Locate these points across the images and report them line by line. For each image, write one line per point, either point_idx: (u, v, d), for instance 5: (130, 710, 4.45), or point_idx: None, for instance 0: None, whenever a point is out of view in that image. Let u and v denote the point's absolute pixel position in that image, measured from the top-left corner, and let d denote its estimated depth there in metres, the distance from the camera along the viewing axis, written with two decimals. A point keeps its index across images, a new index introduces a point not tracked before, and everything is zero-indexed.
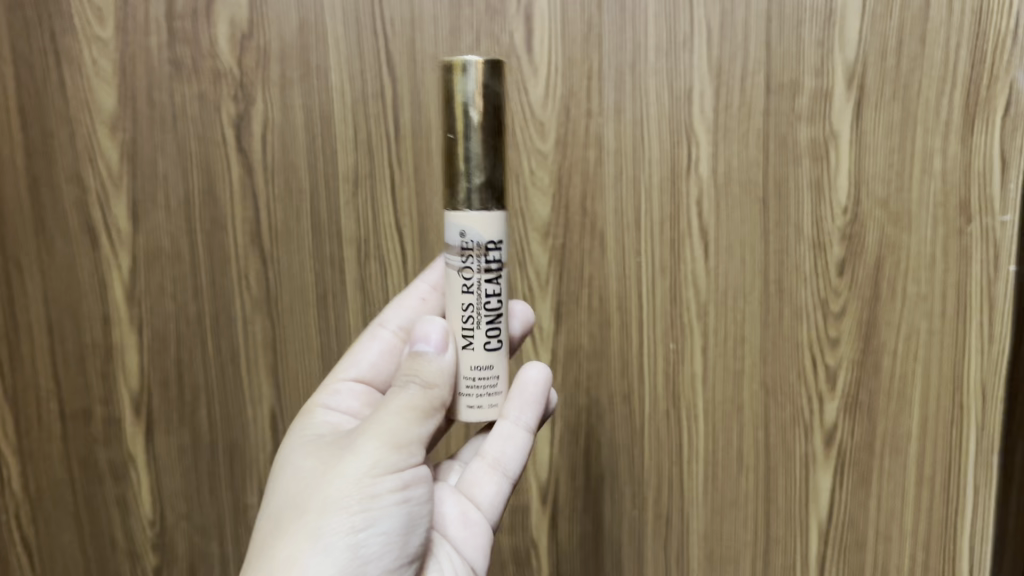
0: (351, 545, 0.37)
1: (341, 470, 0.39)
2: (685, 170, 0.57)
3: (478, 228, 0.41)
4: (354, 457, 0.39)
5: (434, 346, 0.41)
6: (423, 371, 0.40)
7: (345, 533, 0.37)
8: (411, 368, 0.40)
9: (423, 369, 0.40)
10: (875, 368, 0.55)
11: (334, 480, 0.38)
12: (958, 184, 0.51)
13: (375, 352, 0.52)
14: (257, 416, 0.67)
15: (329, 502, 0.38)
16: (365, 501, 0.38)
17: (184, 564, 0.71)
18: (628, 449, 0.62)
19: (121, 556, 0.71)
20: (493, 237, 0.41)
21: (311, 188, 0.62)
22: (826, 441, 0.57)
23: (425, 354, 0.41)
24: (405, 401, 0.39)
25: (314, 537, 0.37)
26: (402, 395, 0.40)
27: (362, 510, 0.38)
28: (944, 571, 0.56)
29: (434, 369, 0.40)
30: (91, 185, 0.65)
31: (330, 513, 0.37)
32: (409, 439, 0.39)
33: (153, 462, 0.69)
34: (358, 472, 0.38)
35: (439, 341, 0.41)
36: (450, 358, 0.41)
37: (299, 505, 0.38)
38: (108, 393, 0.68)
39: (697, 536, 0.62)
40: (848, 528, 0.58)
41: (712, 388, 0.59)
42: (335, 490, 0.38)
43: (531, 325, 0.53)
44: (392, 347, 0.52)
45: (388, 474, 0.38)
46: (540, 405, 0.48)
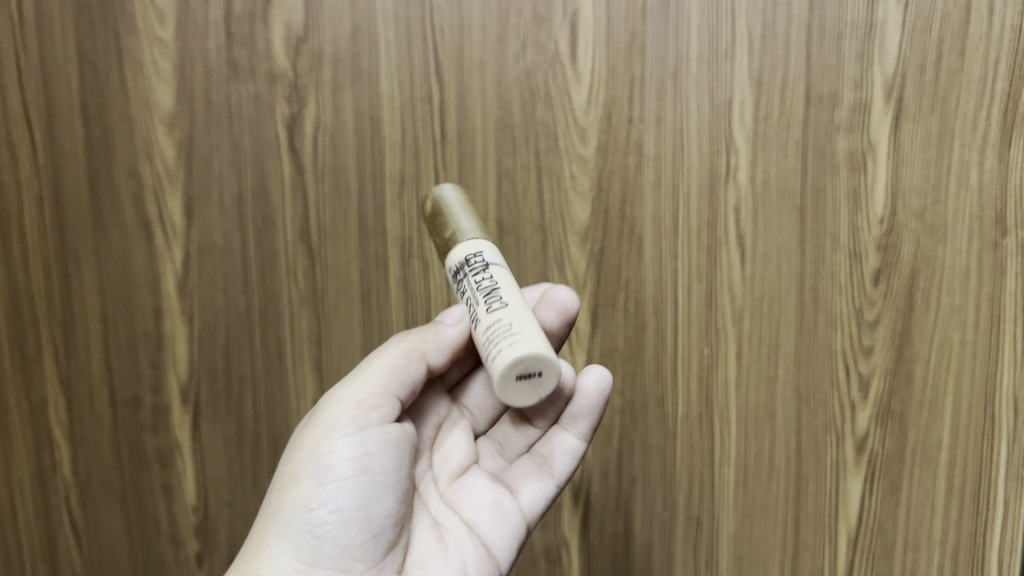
0: (305, 518, 0.40)
1: (306, 447, 0.42)
2: (724, 178, 0.59)
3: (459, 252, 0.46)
4: (317, 431, 0.42)
5: (419, 305, 0.45)
6: (398, 330, 0.44)
7: (301, 507, 0.41)
8: (393, 331, 0.45)
9: (399, 329, 0.44)
10: (908, 379, 0.53)
11: (300, 456, 0.42)
12: (994, 199, 0.48)
13: None
14: (299, 406, 0.69)
15: (292, 479, 0.42)
16: (320, 475, 0.41)
17: (224, 550, 0.73)
18: (660, 450, 0.66)
19: (164, 541, 0.74)
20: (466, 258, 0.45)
21: (359, 188, 0.65)
22: (857, 448, 0.56)
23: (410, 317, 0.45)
24: (375, 362, 0.43)
25: (276, 516, 0.41)
26: (374, 356, 0.43)
27: (315, 481, 0.41)
28: None
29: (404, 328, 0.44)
30: (148, 181, 0.67)
31: (290, 489, 0.41)
32: (366, 401, 0.42)
33: (199, 450, 0.72)
34: (313, 445, 0.42)
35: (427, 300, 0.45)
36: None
37: (277, 487, 0.43)
38: (157, 382, 0.71)
39: (727, 539, 0.63)
40: (877, 534, 0.56)
41: (746, 394, 0.61)
42: (298, 466, 0.42)
43: (575, 318, 0.49)
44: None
45: (341, 441, 0.41)
46: (593, 416, 0.50)
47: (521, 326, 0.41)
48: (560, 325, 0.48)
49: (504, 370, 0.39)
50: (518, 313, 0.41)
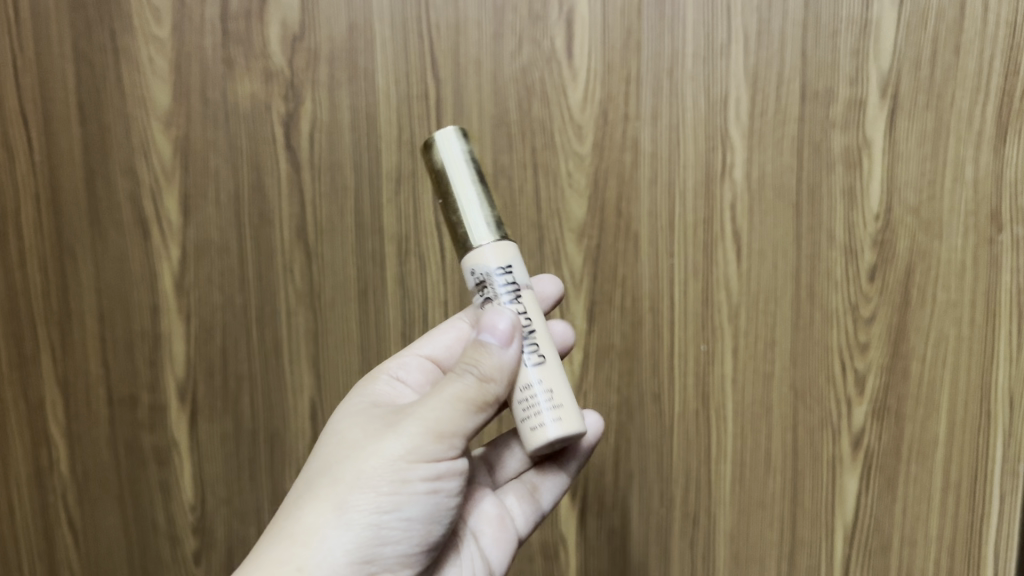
0: (372, 524, 0.40)
1: (378, 448, 0.41)
2: (720, 175, 0.59)
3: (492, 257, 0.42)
4: (393, 439, 0.41)
5: (499, 340, 0.40)
6: (482, 364, 0.40)
7: (370, 511, 0.40)
8: (472, 358, 0.40)
9: (480, 360, 0.40)
10: (904, 374, 0.54)
11: (370, 456, 0.40)
12: (989, 194, 0.49)
13: (450, 336, 0.53)
14: (297, 404, 0.69)
15: (360, 478, 0.40)
16: (392, 488, 0.40)
17: (222, 548, 0.73)
18: (658, 447, 0.66)
19: (162, 539, 0.74)
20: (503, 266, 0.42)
21: (356, 185, 0.65)
22: (853, 444, 0.56)
23: (489, 347, 0.40)
24: (455, 390, 0.40)
25: (340, 509, 0.40)
26: (454, 384, 0.40)
27: (389, 494, 0.40)
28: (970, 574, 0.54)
29: (490, 363, 0.40)
30: (144, 179, 0.67)
31: (356, 489, 0.40)
32: (450, 430, 0.40)
33: (196, 448, 0.72)
34: (390, 454, 0.40)
35: (505, 334, 0.40)
36: (511, 356, 0.40)
37: (334, 474, 0.41)
38: (155, 379, 0.71)
39: (724, 535, 0.64)
40: (874, 531, 0.57)
41: (743, 390, 0.61)
42: (367, 466, 0.40)
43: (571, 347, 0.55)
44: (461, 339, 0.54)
45: (422, 462, 0.40)
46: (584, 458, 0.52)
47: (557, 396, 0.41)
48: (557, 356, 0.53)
49: (536, 446, 0.40)
50: (552, 374, 0.41)
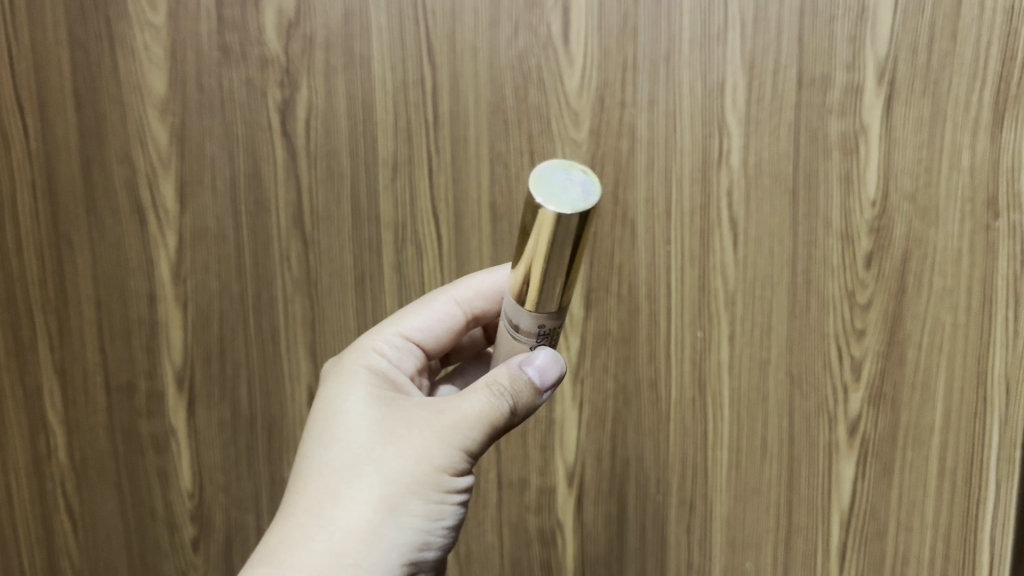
0: (421, 530, 0.39)
1: (426, 453, 0.39)
2: (716, 161, 0.58)
3: (558, 320, 0.41)
4: (442, 445, 0.40)
5: (540, 375, 0.41)
6: (523, 392, 0.41)
7: (419, 517, 0.39)
8: (511, 386, 0.40)
9: (522, 392, 0.41)
10: (900, 361, 0.56)
11: (419, 462, 0.39)
12: (985, 180, 0.52)
13: (434, 317, 0.52)
14: (295, 391, 0.69)
15: (410, 482, 0.39)
16: (441, 497, 0.39)
17: (220, 536, 0.73)
18: (654, 433, 0.65)
19: (160, 526, 0.74)
20: (566, 322, 0.41)
21: (352, 173, 0.65)
22: (849, 431, 0.59)
23: (531, 384, 0.41)
24: (501, 411, 0.40)
25: (391, 513, 0.39)
26: (501, 406, 0.40)
27: (438, 502, 0.39)
28: (966, 562, 0.58)
29: (529, 396, 0.41)
30: (140, 166, 0.67)
31: (409, 493, 0.39)
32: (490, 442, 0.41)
33: (194, 435, 0.72)
34: (440, 460, 0.39)
35: (550, 370, 0.41)
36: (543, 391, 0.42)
37: (379, 471, 0.39)
38: (152, 367, 0.71)
39: (720, 522, 0.64)
40: (870, 517, 0.59)
41: (739, 376, 0.61)
42: (417, 471, 0.39)
43: None
44: (455, 320, 0.52)
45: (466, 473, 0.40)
46: None
47: None
48: None
49: None
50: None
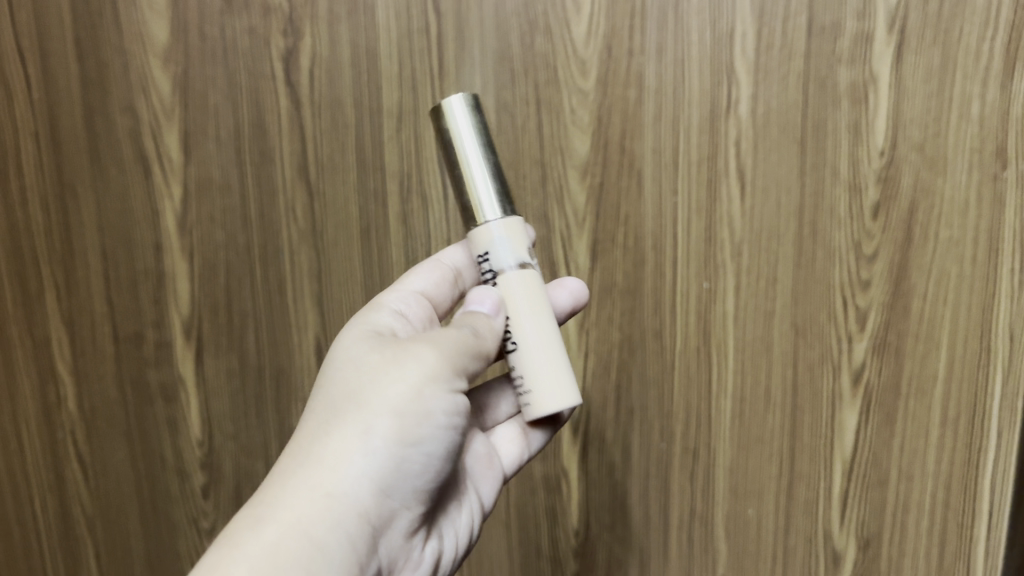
0: (396, 453, 0.43)
1: (399, 378, 0.44)
2: (725, 111, 0.58)
3: (475, 243, 0.48)
4: (411, 369, 0.44)
5: (489, 308, 0.48)
6: (476, 323, 0.47)
7: (393, 440, 0.43)
8: (468, 321, 0.47)
9: (478, 321, 0.47)
10: (904, 311, 0.56)
11: (391, 387, 0.44)
12: (995, 130, 0.51)
13: (433, 275, 0.55)
14: (302, 340, 0.69)
15: (384, 405, 0.43)
16: (413, 420, 0.43)
17: (230, 483, 0.74)
18: (658, 384, 0.66)
19: (170, 474, 0.75)
20: (480, 251, 0.48)
21: (357, 122, 0.64)
22: (853, 379, 0.59)
23: (483, 314, 0.48)
24: (462, 339, 0.46)
25: (364, 437, 0.43)
26: (460, 334, 0.46)
27: (411, 423, 0.43)
28: (965, 510, 0.58)
29: (486, 323, 0.47)
30: (144, 116, 0.67)
31: (380, 418, 0.43)
32: (458, 367, 0.45)
33: (202, 384, 0.72)
34: (408, 386, 0.44)
35: (493, 304, 0.48)
36: (502, 320, 0.48)
37: (355, 401, 0.44)
38: (160, 317, 0.71)
39: (723, 470, 0.66)
40: (871, 465, 0.60)
41: (744, 326, 0.62)
42: (388, 395, 0.44)
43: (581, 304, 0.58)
44: (447, 277, 0.55)
45: (439, 396, 0.44)
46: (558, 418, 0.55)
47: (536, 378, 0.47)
48: (568, 307, 0.57)
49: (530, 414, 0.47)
50: (528, 359, 0.47)
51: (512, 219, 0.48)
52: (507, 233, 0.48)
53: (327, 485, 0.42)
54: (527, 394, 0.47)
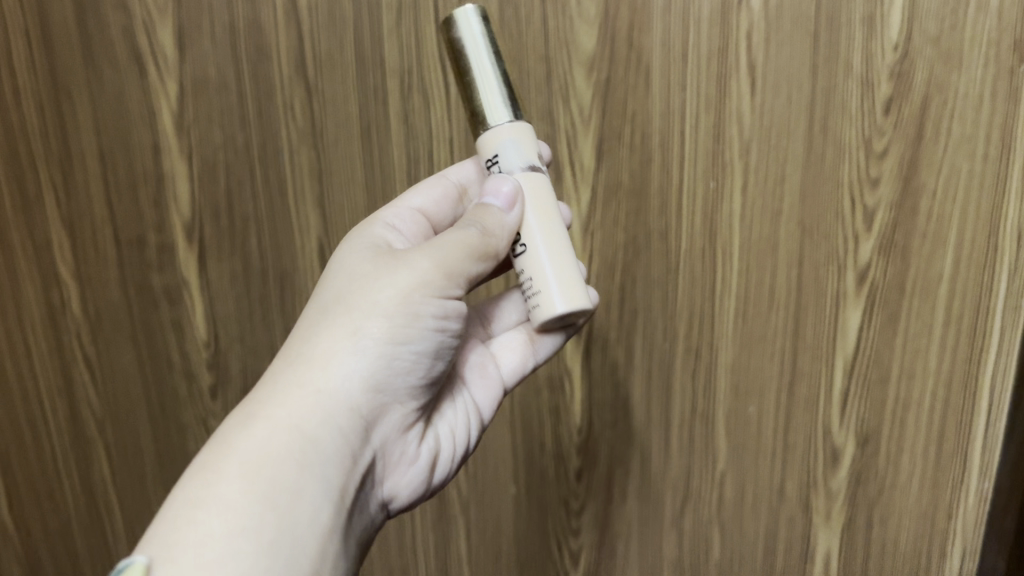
0: (386, 352, 0.45)
1: (391, 281, 0.45)
2: (737, 3, 0.56)
3: (482, 146, 0.48)
4: (405, 272, 0.45)
5: (501, 203, 0.47)
6: (485, 219, 0.46)
7: (384, 339, 0.45)
8: (476, 215, 0.47)
9: (487, 217, 0.46)
10: (913, 210, 0.56)
11: (384, 290, 0.45)
12: (1013, 23, 0.50)
13: (436, 191, 0.54)
14: (305, 244, 0.68)
15: (375, 307, 0.45)
16: (403, 320, 0.45)
17: (237, 384, 0.74)
18: (662, 285, 0.66)
19: (178, 374, 0.76)
20: (489, 153, 0.48)
21: (355, 15, 0.60)
22: (858, 278, 0.59)
23: (494, 210, 0.47)
24: (460, 241, 0.46)
25: (354, 336, 0.44)
26: (460, 236, 0.46)
27: (402, 325, 0.45)
28: (965, 405, 0.59)
29: (495, 220, 0.47)
30: (136, 13, 0.65)
31: (369, 319, 0.44)
32: (454, 270, 0.46)
33: (206, 287, 0.72)
34: (400, 288, 0.45)
35: (507, 199, 0.47)
36: (514, 218, 0.47)
37: (349, 303, 0.45)
38: (161, 219, 0.71)
39: (725, 368, 0.66)
40: (872, 364, 0.61)
41: (750, 226, 0.61)
42: (380, 298, 0.45)
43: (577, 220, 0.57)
44: (449, 195, 0.54)
45: (431, 298, 0.45)
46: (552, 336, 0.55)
47: (546, 281, 0.46)
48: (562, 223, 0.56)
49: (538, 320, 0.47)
50: (536, 263, 0.47)
51: (522, 126, 0.48)
52: (516, 138, 0.47)
53: (317, 382, 0.44)
54: (535, 297, 0.47)
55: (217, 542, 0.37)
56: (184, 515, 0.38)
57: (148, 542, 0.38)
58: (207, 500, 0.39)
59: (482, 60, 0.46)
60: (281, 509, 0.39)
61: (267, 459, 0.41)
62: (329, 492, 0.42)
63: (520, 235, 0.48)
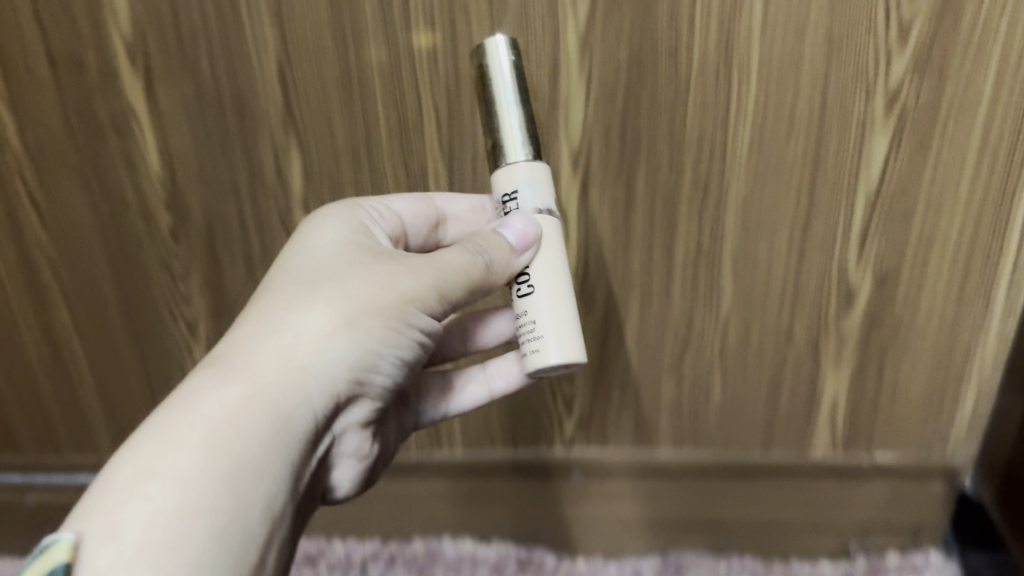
0: (371, 347, 0.43)
1: (390, 278, 0.43)
2: None
3: (499, 183, 0.47)
4: (406, 274, 0.43)
5: (513, 237, 0.45)
6: (491, 250, 0.45)
7: (373, 335, 0.43)
8: (485, 241, 0.45)
9: (496, 250, 0.45)
10: (954, 24, 0.52)
11: (384, 286, 0.43)
12: None
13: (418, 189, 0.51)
14: (262, 63, 0.56)
15: (371, 298, 0.42)
16: (394, 320, 0.43)
17: (201, 228, 0.63)
18: (670, 110, 0.56)
19: (134, 216, 0.63)
20: (507, 188, 0.46)
21: None
22: (888, 101, 0.55)
23: (506, 243, 0.45)
24: (465, 262, 0.45)
25: (347, 324, 0.42)
26: (466, 257, 0.45)
27: (393, 326, 0.43)
28: (996, 219, 0.59)
29: (503, 255, 0.45)
30: None
31: (365, 310, 0.42)
32: (451, 290, 0.45)
33: (157, 115, 0.59)
34: (397, 287, 0.43)
35: (519, 236, 0.45)
36: (525, 257, 0.46)
37: (341, 283, 0.42)
38: (98, 35, 0.56)
39: (734, 205, 0.60)
40: (898, 194, 0.58)
41: (772, 40, 0.53)
42: (377, 291, 0.43)
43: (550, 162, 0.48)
44: (428, 215, 0.52)
45: (422, 313, 0.44)
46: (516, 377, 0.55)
47: (550, 346, 0.46)
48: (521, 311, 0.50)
49: (531, 368, 0.46)
50: (543, 314, 0.46)
51: (537, 169, 0.46)
52: (532, 176, 0.46)
53: (301, 363, 0.40)
54: (536, 343, 0.46)
55: (171, 504, 0.34)
56: (135, 481, 0.35)
57: (84, 514, 0.34)
58: (162, 468, 0.35)
59: (508, 84, 0.46)
60: (237, 487, 0.36)
61: (232, 432, 0.37)
62: (283, 483, 0.39)
63: (527, 273, 0.46)
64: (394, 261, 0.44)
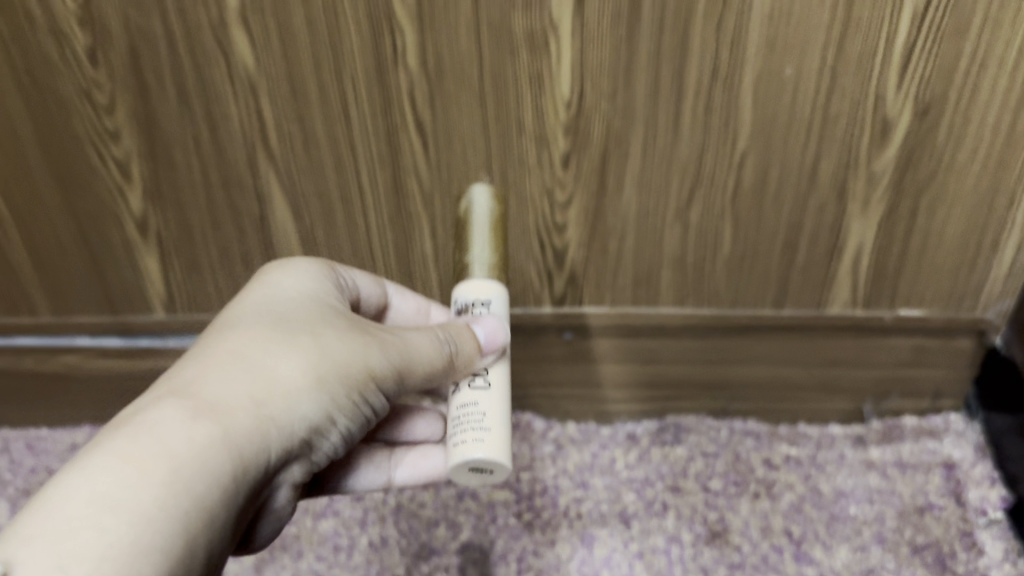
0: (329, 408, 0.40)
1: (359, 343, 0.41)
2: None
3: (469, 290, 0.48)
4: (374, 345, 0.41)
5: (488, 342, 0.45)
6: (460, 347, 0.44)
7: (336, 394, 0.40)
8: (455, 336, 0.44)
9: (464, 342, 0.44)
10: None
11: (352, 348, 0.40)
12: None
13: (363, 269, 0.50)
14: None
15: (337, 356, 0.40)
16: (357, 383, 0.40)
17: (124, 51, 0.52)
18: None
19: (43, 37, 0.52)
20: (479, 296, 0.48)
21: None
22: None
23: (474, 339, 0.45)
24: (432, 354, 0.43)
25: (315, 378, 0.39)
26: (433, 347, 0.43)
27: (355, 387, 0.40)
28: None
29: (471, 349, 0.45)
30: None
31: (332, 369, 0.39)
32: (416, 370, 0.42)
33: None
34: (364, 351, 0.41)
35: (491, 340, 0.45)
36: (489, 358, 0.46)
37: (312, 336, 0.40)
38: None
39: (758, 18, 0.50)
40: (951, 7, 0.49)
41: None
42: (348, 351, 0.40)
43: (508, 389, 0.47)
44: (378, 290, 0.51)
45: (384, 385, 0.41)
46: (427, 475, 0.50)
47: (489, 432, 0.44)
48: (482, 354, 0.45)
49: (455, 460, 0.44)
50: (493, 400, 0.45)
51: (499, 286, 0.49)
52: (490, 294, 0.48)
53: (265, 412, 0.37)
54: (476, 432, 0.44)
55: (124, 546, 0.31)
56: (89, 512, 0.31)
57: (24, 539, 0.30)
58: (118, 507, 0.32)
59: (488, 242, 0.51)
60: (185, 537, 0.33)
61: (196, 478, 0.34)
62: (223, 543, 0.36)
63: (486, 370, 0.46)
64: (361, 328, 0.42)
